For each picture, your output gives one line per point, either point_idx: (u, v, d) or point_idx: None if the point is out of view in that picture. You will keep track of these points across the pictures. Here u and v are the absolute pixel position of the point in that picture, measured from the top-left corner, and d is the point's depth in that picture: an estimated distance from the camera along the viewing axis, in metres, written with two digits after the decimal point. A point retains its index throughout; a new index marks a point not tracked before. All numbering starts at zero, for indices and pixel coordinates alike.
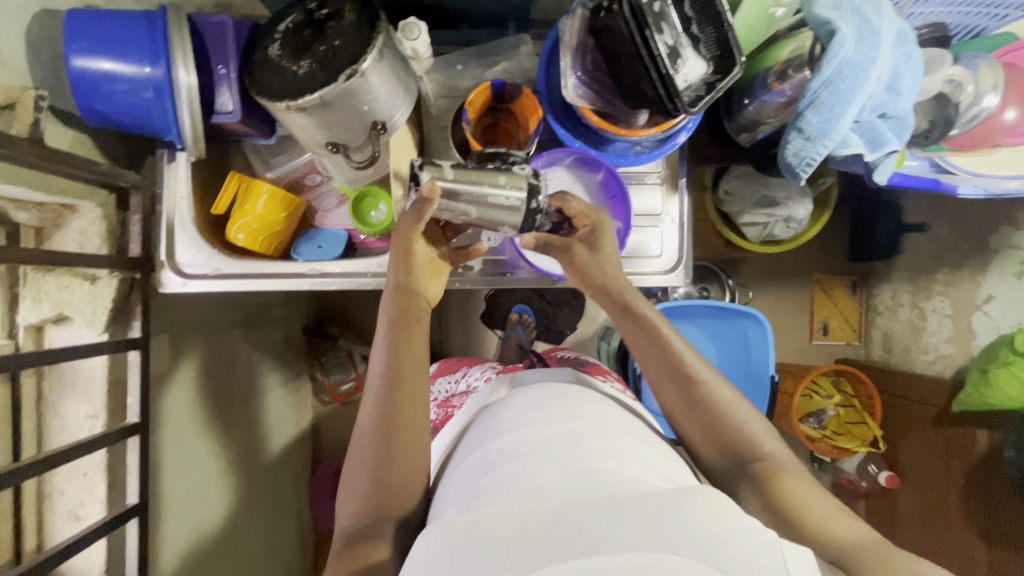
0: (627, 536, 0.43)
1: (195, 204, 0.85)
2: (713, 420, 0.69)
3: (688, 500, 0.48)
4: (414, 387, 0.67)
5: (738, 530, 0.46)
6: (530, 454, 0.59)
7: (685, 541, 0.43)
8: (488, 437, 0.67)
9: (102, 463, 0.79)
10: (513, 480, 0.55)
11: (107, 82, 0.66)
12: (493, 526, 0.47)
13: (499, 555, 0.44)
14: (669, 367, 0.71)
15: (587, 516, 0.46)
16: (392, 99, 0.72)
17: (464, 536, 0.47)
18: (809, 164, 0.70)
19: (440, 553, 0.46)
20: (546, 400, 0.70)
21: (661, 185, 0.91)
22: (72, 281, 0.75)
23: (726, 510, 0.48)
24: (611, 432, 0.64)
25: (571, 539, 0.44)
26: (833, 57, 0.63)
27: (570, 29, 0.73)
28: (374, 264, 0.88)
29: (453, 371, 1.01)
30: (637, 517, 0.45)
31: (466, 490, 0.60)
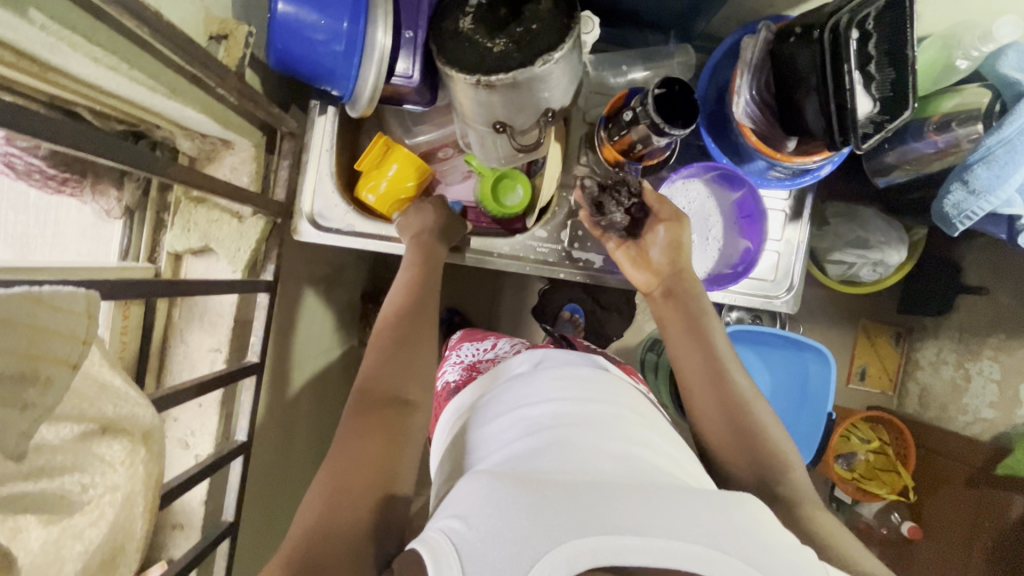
0: (672, 523, 0.44)
1: (336, 158, 0.86)
2: (741, 424, 0.70)
3: (740, 506, 0.48)
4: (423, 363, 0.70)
5: (791, 545, 0.46)
6: (571, 428, 0.60)
7: (740, 541, 0.44)
8: (520, 405, 0.68)
9: (218, 398, 0.80)
10: (551, 451, 0.56)
11: (307, 30, 0.68)
12: (537, 482, 0.47)
13: (547, 512, 0.43)
14: (710, 363, 0.74)
15: (631, 497, 0.46)
16: (567, 88, 0.74)
17: (513, 483, 0.46)
18: (967, 218, 0.72)
19: (488, 494, 0.45)
20: (581, 379, 0.71)
21: (784, 212, 0.92)
22: (222, 216, 0.77)
23: (778, 527, 0.48)
24: (654, 429, 0.66)
25: (617, 511, 0.44)
26: (1016, 119, 0.66)
27: (751, 48, 0.75)
28: (501, 245, 0.89)
29: (482, 338, 0.97)
30: (682, 507, 0.46)
31: (501, 452, 0.61)
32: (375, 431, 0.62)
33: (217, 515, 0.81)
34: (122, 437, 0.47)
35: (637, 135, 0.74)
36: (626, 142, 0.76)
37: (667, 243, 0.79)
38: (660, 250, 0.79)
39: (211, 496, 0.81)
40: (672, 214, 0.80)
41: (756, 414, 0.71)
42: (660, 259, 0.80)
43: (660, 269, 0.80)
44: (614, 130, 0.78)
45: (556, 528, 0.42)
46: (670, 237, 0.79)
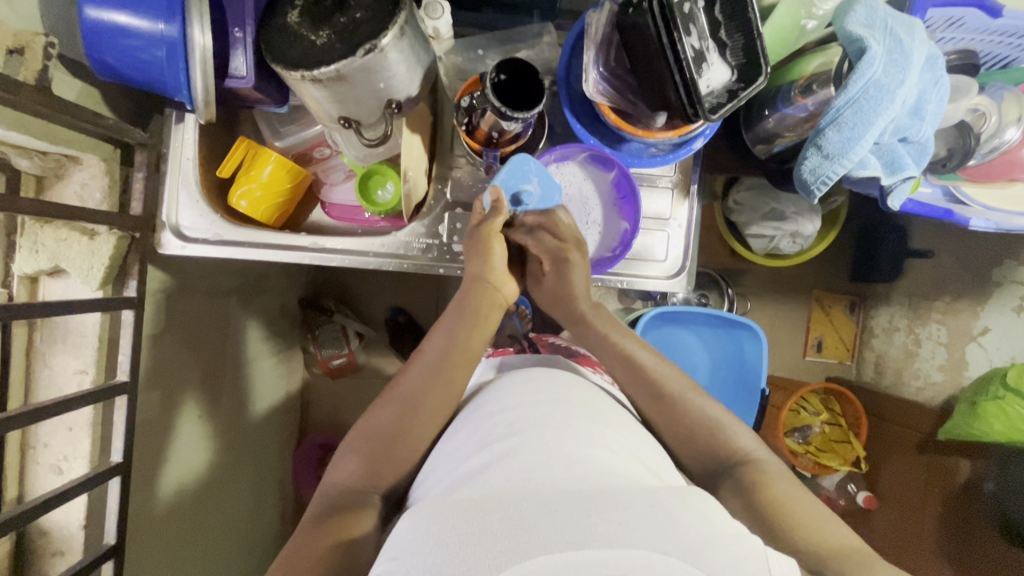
0: (611, 530, 0.41)
1: (201, 166, 0.85)
2: (685, 421, 0.70)
3: (679, 504, 0.46)
4: (460, 372, 0.72)
5: (727, 536, 0.45)
6: (524, 433, 0.58)
7: (674, 540, 0.42)
8: (476, 418, 0.66)
9: (88, 420, 0.78)
10: (503, 461, 0.54)
11: (121, 36, 0.65)
12: (479, 510, 0.45)
13: (486, 542, 0.41)
14: (639, 374, 0.74)
15: (577, 509, 0.44)
16: (409, 77, 0.71)
17: (453, 517, 0.44)
18: (825, 183, 0.69)
19: (424, 533, 0.44)
20: (540, 382, 0.69)
21: (672, 190, 0.90)
22: (70, 234, 0.73)
23: (716, 516, 0.47)
24: (614, 425, 0.64)
25: (558, 528, 0.41)
26: (860, 77, 0.63)
27: (596, 23, 0.72)
28: (377, 243, 0.87)
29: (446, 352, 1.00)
30: (625, 513, 0.44)
31: (455, 468, 0.59)
32: (393, 433, 0.67)
33: (98, 538, 0.80)
34: None
35: (490, 122, 0.72)
36: (482, 132, 0.75)
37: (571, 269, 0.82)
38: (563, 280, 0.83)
39: (91, 520, 0.79)
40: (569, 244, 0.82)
41: (693, 406, 0.71)
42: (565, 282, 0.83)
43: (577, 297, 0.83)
44: (464, 116, 0.76)
45: (497, 557, 0.40)
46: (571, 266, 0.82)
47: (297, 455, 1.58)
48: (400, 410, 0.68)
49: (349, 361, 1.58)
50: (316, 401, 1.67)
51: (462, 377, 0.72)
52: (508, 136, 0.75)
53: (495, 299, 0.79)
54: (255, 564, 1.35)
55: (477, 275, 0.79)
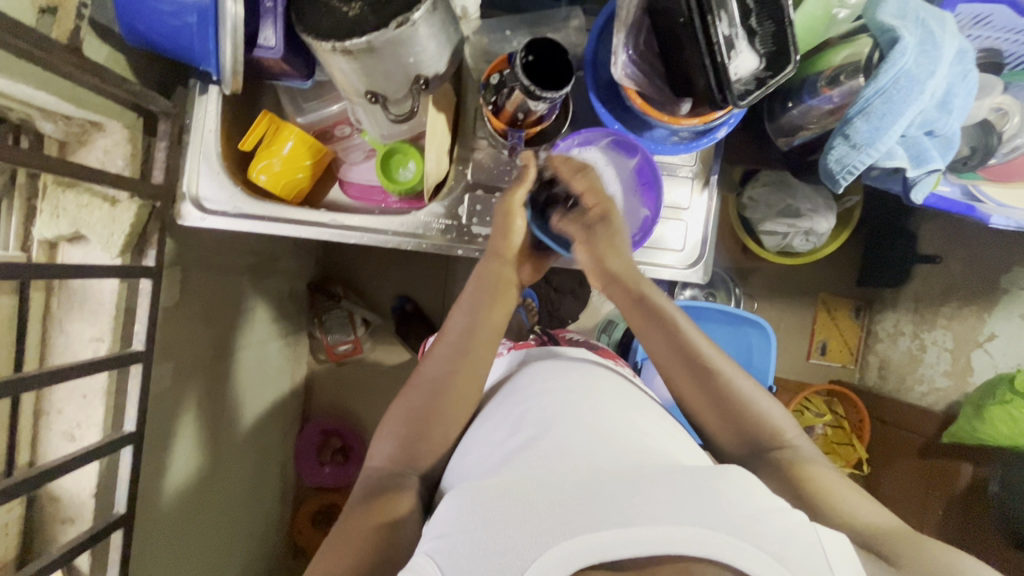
0: (657, 509, 0.41)
1: (222, 139, 0.84)
2: (727, 400, 0.69)
3: (721, 479, 0.46)
4: (481, 354, 0.72)
5: (772, 511, 0.44)
6: (558, 420, 0.58)
7: (721, 515, 0.42)
8: (508, 404, 0.66)
9: (102, 388, 0.78)
10: (540, 447, 0.54)
11: (153, 0, 0.64)
12: (520, 489, 0.45)
13: (532, 520, 0.41)
14: (682, 351, 0.71)
15: (619, 488, 0.44)
16: (437, 54, 0.71)
17: (496, 494, 0.45)
18: (850, 173, 0.69)
19: (467, 510, 0.44)
20: (572, 371, 0.70)
21: (692, 179, 0.90)
22: (92, 201, 0.74)
23: (759, 490, 0.46)
24: (647, 413, 0.64)
25: (603, 507, 0.42)
26: (890, 67, 0.63)
27: (627, 5, 0.71)
28: (397, 222, 0.87)
29: None
30: (669, 492, 0.43)
31: (489, 454, 0.59)
32: (426, 416, 0.68)
33: (108, 507, 0.80)
34: None
35: (517, 102, 0.71)
36: (506, 111, 0.74)
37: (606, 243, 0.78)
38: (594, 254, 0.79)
39: (101, 489, 0.79)
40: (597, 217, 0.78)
41: (733, 387, 0.69)
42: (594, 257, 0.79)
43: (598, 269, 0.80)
44: (491, 95, 0.75)
45: (542, 534, 0.40)
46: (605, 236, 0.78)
47: (299, 440, 1.58)
48: (431, 394, 0.68)
49: (355, 347, 1.58)
50: (319, 387, 1.66)
51: (483, 359, 0.72)
52: (533, 115, 0.74)
53: (508, 276, 0.78)
54: (255, 545, 1.35)
55: (495, 251, 0.78)
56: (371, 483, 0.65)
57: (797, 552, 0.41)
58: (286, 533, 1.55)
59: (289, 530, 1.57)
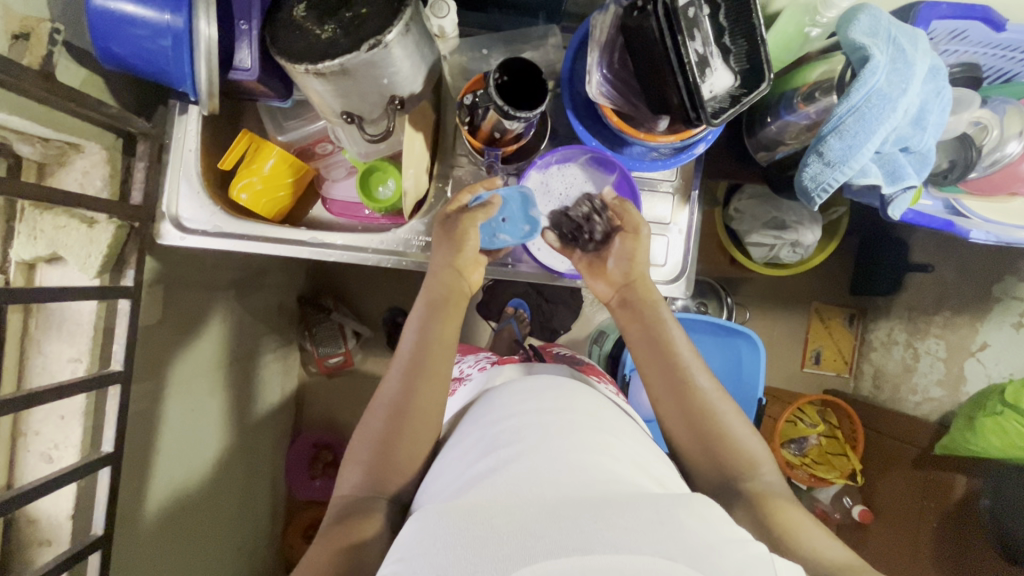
0: (619, 537, 0.41)
1: (202, 159, 0.85)
2: (714, 438, 0.69)
3: (683, 510, 0.45)
4: (435, 372, 0.71)
5: (732, 543, 0.44)
6: (529, 442, 0.57)
7: (682, 547, 0.41)
8: (481, 425, 0.65)
9: (80, 409, 0.78)
10: (508, 469, 0.53)
11: (128, 25, 0.65)
12: (483, 515, 0.44)
13: (493, 546, 0.40)
14: (673, 373, 0.72)
15: (582, 517, 0.43)
16: (413, 74, 0.72)
17: (457, 520, 0.44)
18: (825, 190, 0.69)
19: (429, 535, 0.43)
20: (547, 390, 0.69)
21: (673, 195, 0.90)
22: (69, 222, 0.74)
23: (722, 521, 0.46)
24: (618, 433, 0.64)
25: (565, 534, 0.41)
26: (862, 86, 0.63)
27: (601, 25, 0.72)
28: (377, 240, 0.87)
29: None
30: (630, 520, 0.43)
31: (459, 476, 0.58)
32: (388, 439, 0.67)
33: (86, 529, 0.79)
34: None
35: (493, 120, 0.72)
36: (482, 129, 0.75)
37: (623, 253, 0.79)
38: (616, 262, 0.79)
39: (79, 511, 0.78)
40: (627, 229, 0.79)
41: (721, 419, 0.69)
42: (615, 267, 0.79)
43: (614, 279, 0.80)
44: (466, 113, 0.75)
45: (502, 560, 0.39)
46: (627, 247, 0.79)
47: (290, 454, 1.58)
48: (391, 417, 0.68)
49: (347, 360, 1.58)
50: (311, 399, 1.67)
51: (440, 370, 0.71)
52: (510, 134, 0.75)
53: (460, 286, 0.78)
54: (244, 561, 1.34)
55: (443, 264, 0.78)
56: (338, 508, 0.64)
57: None
58: (277, 548, 1.54)
59: (280, 543, 1.57)
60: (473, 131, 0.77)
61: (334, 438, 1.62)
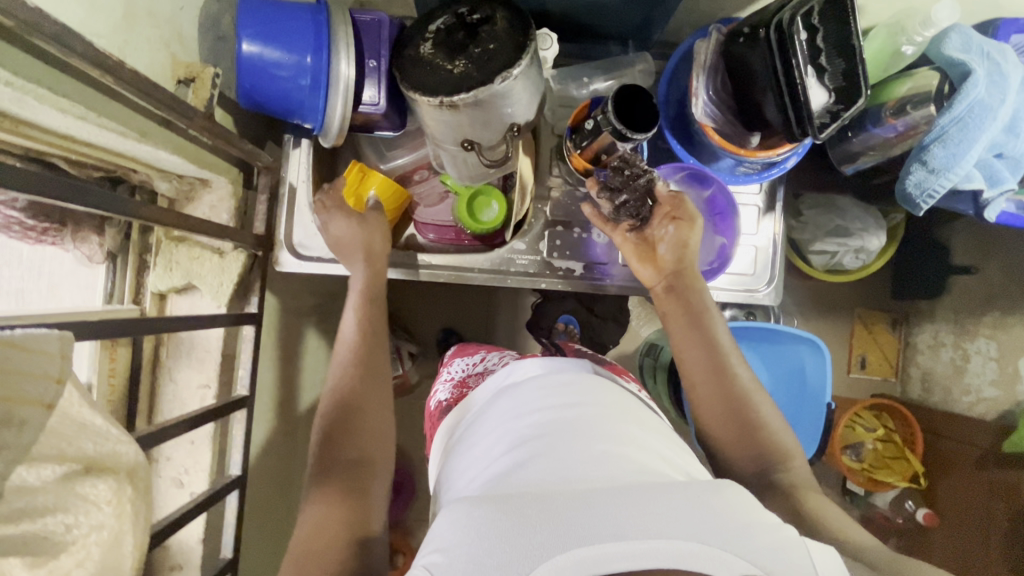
0: (650, 521, 0.41)
1: (313, 188, 0.88)
2: (748, 423, 0.71)
3: (717, 493, 0.45)
4: (375, 350, 0.78)
5: (767, 523, 0.43)
6: (557, 436, 0.57)
7: (717, 527, 0.41)
8: (504, 419, 0.65)
9: (209, 433, 0.80)
10: (535, 460, 0.53)
11: (272, 67, 0.70)
12: (515, 500, 0.44)
13: (522, 532, 0.40)
14: (712, 351, 0.74)
15: (610, 500, 0.43)
16: (529, 103, 0.77)
17: (489, 506, 0.44)
18: (930, 197, 0.73)
19: (461, 519, 0.43)
20: (566, 382, 0.68)
21: (758, 206, 0.94)
22: (204, 253, 0.78)
23: (752, 504, 0.45)
24: (638, 423, 0.63)
25: (595, 520, 0.41)
26: (964, 97, 0.67)
27: (704, 50, 0.77)
28: (481, 259, 0.91)
29: (473, 353, 0.98)
30: (662, 502, 0.43)
31: (488, 467, 0.58)
32: (354, 423, 0.70)
33: (214, 553, 0.81)
34: (104, 475, 0.48)
35: (604, 143, 0.76)
36: (591, 150, 0.79)
37: (675, 240, 0.78)
38: (667, 248, 0.79)
39: (207, 534, 0.81)
40: (682, 211, 0.79)
41: (759, 410, 0.72)
42: (666, 253, 0.79)
43: (662, 264, 0.80)
44: (581, 138, 0.80)
45: (535, 549, 0.39)
46: (679, 235, 0.78)
47: None
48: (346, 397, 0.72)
49: (404, 381, 1.61)
50: None
51: (376, 352, 0.78)
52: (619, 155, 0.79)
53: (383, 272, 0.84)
54: None
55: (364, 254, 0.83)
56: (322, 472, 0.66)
57: (791, 561, 0.40)
58: None
59: None
60: (580, 153, 0.81)
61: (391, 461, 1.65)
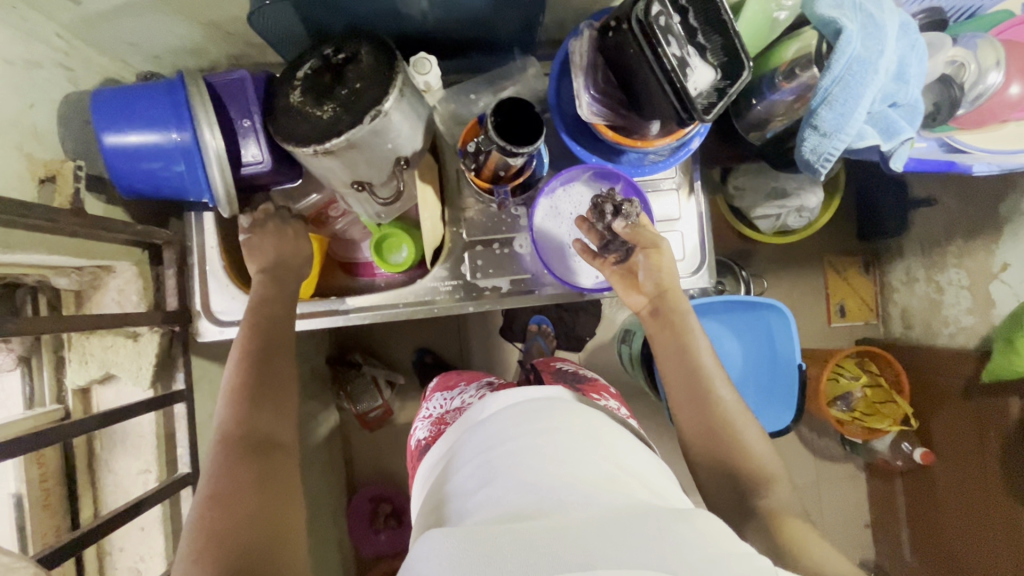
0: (619, 551, 0.41)
1: (224, 253, 0.86)
2: (732, 454, 0.70)
3: (685, 523, 0.46)
4: (275, 323, 0.74)
5: (735, 555, 0.44)
6: (531, 451, 0.57)
7: (682, 559, 0.42)
8: (476, 437, 0.64)
9: (159, 516, 0.80)
10: (510, 479, 0.53)
11: (144, 154, 0.69)
12: (491, 533, 0.44)
13: (497, 562, 0.41)
14: (694, 374, 0.74)
15: (586, 531, 0.44)
16: (411, 132, 0.74)
17: (463, 540, 0.44)
18: (827, 160, 0.72)
19: (439, 552, 0.44)
20: (539, 396, 0.68)
21: (677, 189, 0.92)
22: (116, 340, 0.77)
23: (722, 534, 0.46)
24: (610, 436, 0.63)
25: (567, 548, 0.42)
26: (841, 55, 0.65)
27: (579, 49, 0.75)
28: (404, 294, 0.89)
29: (449, 387, 0.95)
30: (636, 534, 0.43)
31: (463, 487, 0.58)
32: (259, 390, 0.66)
33: None
34: None
35: (495, 164, 0.74)
36: (484, 169, 0.77)
37: (648, 267, 0.77)
38: (643, 275, 0.78)
39: None
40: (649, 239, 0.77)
41: (740, 436, 0.71)
42: (644, 280, 0.78)
43: (645, 290, 0.79)
44: (471, 160, 0.78)
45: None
46: (650, 261, 0.77)
47: (348, 514, 1.61)
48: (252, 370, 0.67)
49: (386, 411, 1.59)
50: (358, 457, 1.68)
51: (279, 322, 0.74)
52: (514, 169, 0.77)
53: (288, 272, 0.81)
54: None
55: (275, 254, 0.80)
56: (234, 443, 0.61)
57: None
58: None
59: None
60: (475, 172, 0.80)
61: (388, 490, 1.64)
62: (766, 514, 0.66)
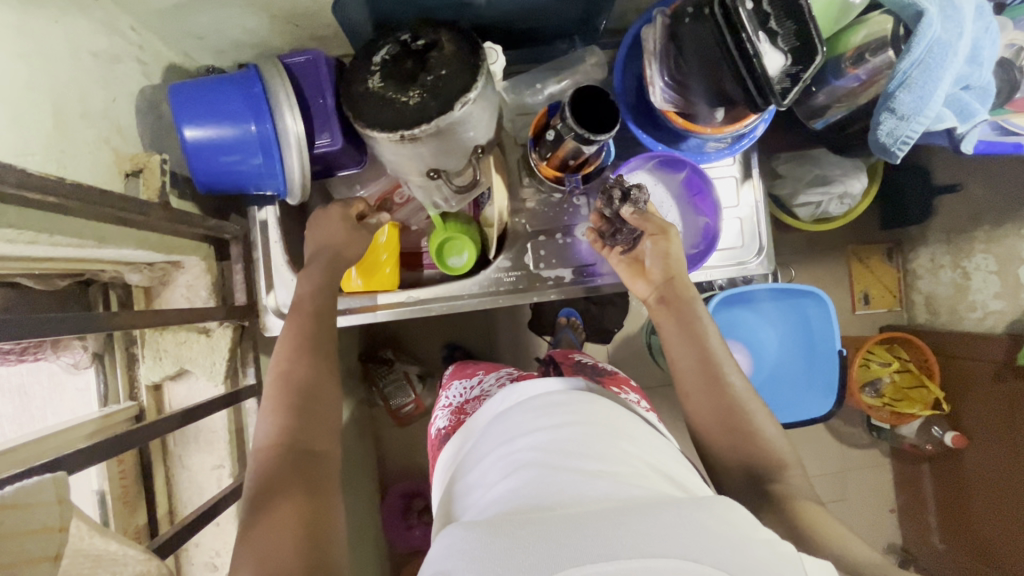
0: (642, 538, 0.37)
1: (287, 248, 0.86)
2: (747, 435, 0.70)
3: (703, 509, 0.41)
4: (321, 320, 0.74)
5: (761, 541, 0.39)
6: (555, 447, 0.53)
7: (711, 545, 0.37)
8: (497, 436, 0.61)
9: (233, 512, 0.80)
10: (535, 475, 0.50)
11: (222, 143, 0.68)
12: (512, 524, 0.41)
13: (517, 552, 0.37)
14: (705, 356, 0.74)
15: (605, 519, 0.39)
16: (488, 122, 0.75)
17: (484, 530, 0.40)
18: (904, 143, 0.73)
19: (458, 545, 0.40)
20: (563, 392, 0.65)
21: (735, 175, 0.93)
22: (189, 336, 0.77)
23: (747, 523, 0.41)
24: (637, 433, 0.59)
25: (588, 536, 0.37)
26: (922, 39, 0.65)
27: (653, 37, 0.76)
28: (469, 285, 0.89)
29: (468, 375, 0.93)
30: (661, 521, 0.39)
31: (486, 487, 0.55)
32: (308, 391, 0.67)
33: None
34: None
35: (568, 152, 0.75)
36: (555, 157, 0.78)
37: (658, 254, 0.79)
38: (653, 260, 0.80)
39: None
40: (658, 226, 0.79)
41: (752, 417, 0.71)
42: (653, 266, 0.80)
43: (652, 277, 0.80)
44: (544, 150, 0.79)
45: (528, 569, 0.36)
46: (659, 248, 0.79)
47: (384, 510, 1.61)
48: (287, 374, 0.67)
49: (418, 406, 1.57)
50: (389, 453, 1.68)
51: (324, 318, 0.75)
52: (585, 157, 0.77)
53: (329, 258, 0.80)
54: None
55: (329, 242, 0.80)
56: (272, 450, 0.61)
57: None
58: None
59: None
60: (546, 161, 0.80)
61: (422, 485, 1.64)
62: (778, 497, 0.65)
